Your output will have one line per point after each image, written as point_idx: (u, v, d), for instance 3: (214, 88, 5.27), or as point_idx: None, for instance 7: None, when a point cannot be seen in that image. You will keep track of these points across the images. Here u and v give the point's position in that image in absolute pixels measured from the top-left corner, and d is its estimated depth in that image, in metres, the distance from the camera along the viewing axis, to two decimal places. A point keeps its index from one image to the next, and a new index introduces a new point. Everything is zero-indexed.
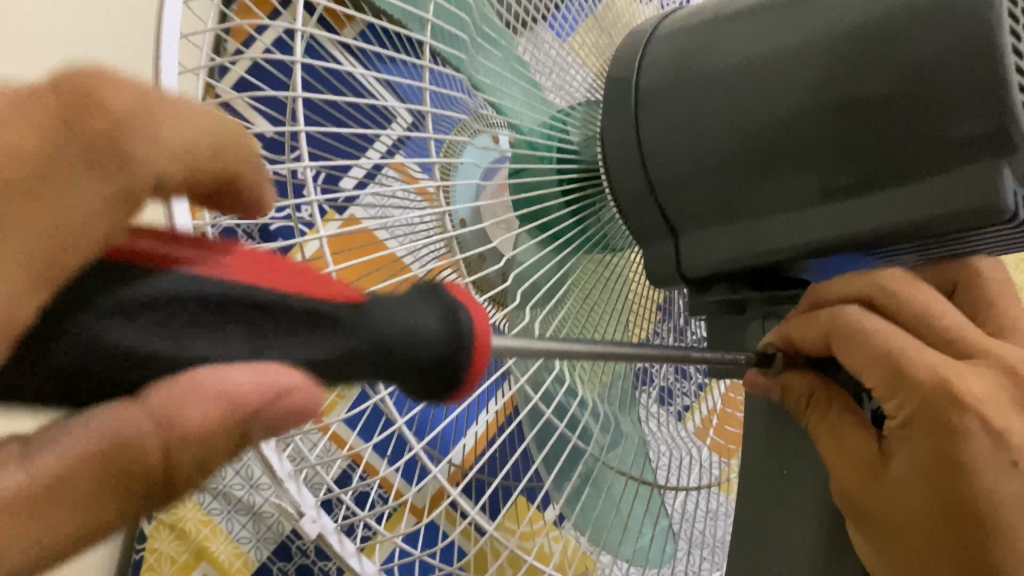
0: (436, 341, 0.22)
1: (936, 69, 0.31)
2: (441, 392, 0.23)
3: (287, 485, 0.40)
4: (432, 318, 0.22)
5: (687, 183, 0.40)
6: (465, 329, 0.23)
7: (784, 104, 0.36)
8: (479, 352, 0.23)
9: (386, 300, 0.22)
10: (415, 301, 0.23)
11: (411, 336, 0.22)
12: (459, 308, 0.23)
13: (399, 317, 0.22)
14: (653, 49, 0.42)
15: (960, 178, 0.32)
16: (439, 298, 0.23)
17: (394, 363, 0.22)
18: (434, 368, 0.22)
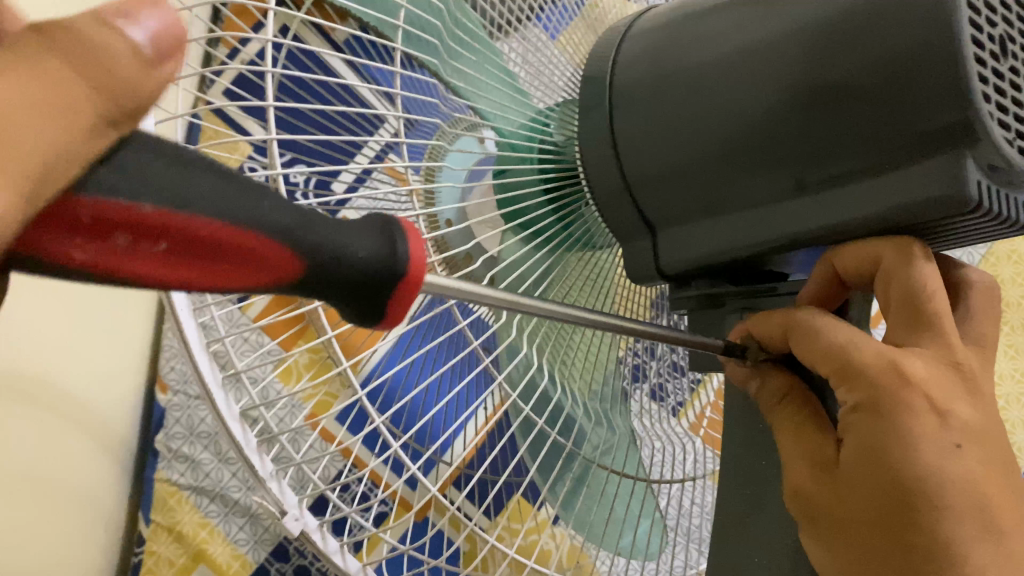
0: (369, 261, 0.24)
1: (898, 63, 0.32)
2: (371, 312, 0.25)
3: (267, 483, 0.42)
4: (367, 243, 0.25)
5: (663, 179, 0.40)
6: (400, 257, 0.25)
7: (756, 99, 0.36)
8: (410, 279, 0.25)
9: (329, 220, 0.24)
10: (357, 227, 0.25)
11: (346, 259, 0.24)
12: (395, 238, 0.25)
13: (340, 237, 0.24)
14: (628, 47, 0.42)
15: (924, 169, 0.32)
16: (384, 233, 0.25)
17: (330, 276, 0.24)
18: (367, 282, 0.25)
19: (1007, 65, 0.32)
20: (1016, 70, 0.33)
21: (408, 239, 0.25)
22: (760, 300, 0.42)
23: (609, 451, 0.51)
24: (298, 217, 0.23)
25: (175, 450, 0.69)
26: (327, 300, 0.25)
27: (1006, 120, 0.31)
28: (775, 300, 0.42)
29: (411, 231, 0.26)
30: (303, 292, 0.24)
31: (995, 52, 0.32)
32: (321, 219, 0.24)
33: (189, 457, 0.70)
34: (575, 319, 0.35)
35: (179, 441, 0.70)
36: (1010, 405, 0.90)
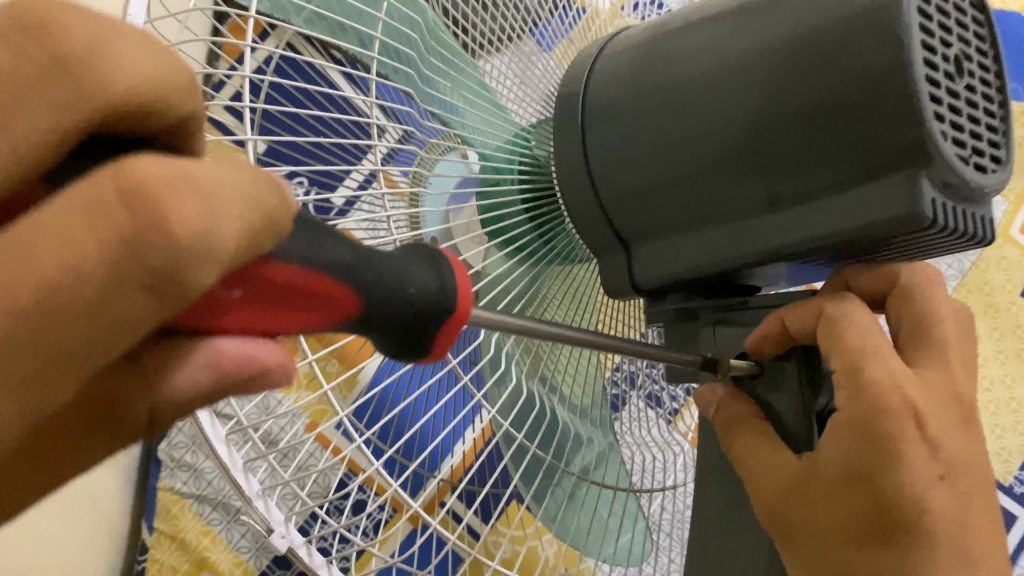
0: (424, 297, 0.25)
1: (853, 85, 0.33)
2: (415, 349, 0.26)
3: (255, 503, 0.44)
4: (421, 277, 0.25)
5: (637, 196, 0.41)
6: (451, 294, 0.26)
7: (722, 119, 0.37)
8: (456, 316, 0.26)
9: (388, 254, 0.24)
10: (410, 259, 0.25)
11: (406, 294, 0.24)
12: (444, 271, 0.26)
13: (400, 271, 0.24)
14: (603, 68, 0.43)
15: (881, 188, 0.33)
16: (432, 267, 0.26)
17: (387, 311, 0.24)
18: (424, 316, 0.25)
19: (962, 85, 0.33)
20: (971, 88, 0.34)
21: (452, 275, 0.26)
22: (731, 314, 0.43)
23: (592, 462, 0.52)
24: (369, 253, 0.23)
25: (177, 459, 0.71)
26: (377, 337, 0.25)
27: (962, 139, 0.33)
28: (746, 312, 0.43)
29: (450, 266, 0.26)
30: (357, 331, 0.24)
31: (950, 73, 0.33)
32: (380, 256, 0.24)
33: (191, 466, 0.71)
34: (556, 339, 0.36)
35: (183, 451, 0.72)
36: (998, 407, 0.92)
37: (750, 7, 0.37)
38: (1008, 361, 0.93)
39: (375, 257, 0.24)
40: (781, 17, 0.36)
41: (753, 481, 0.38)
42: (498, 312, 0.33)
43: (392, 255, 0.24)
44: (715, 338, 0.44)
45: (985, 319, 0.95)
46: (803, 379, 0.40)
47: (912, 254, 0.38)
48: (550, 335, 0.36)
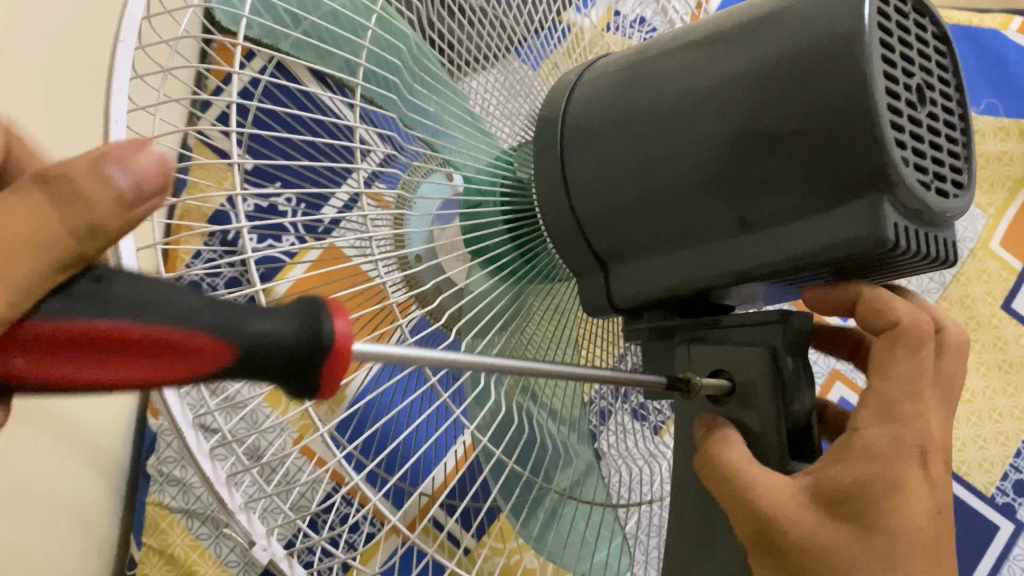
0: (290, 339, 0.24)
1: (819, 114, 0.34)
2: (305, 389, 0.25)
3: (238, 517, 0.44)
4: (290, 323, 0.24)
5: (614, 217, 0.43)
6: (324, 333, 0.24)
7: (692, 144, 0.38)
8: (338, 351, 0.24)
9: (247, 307, 0.24)
10: (274, 310, 0.25)
11: (265, 340, 0.24)
12: (322, 316, 0.24)
13: (261, 321, 0.24)
14: (581, 93, 0.45)
15: (846, 212, 0.35)
16: (306, 313, 0.25)
17: (260, 361, 0.24)
18: (292, 360, 0.24)
19: (924, 112, 0.35)
20: (933, 115, 0.36)
21: (329, 319, 0.25)
22: (706, 331, 0.44)
23: (572, 478, 0.53)
24: (223, 315, 0.23)
25: (166, 474, 0.72)
26: (268, 383, 0.25)
27: (924, 165, 0.34)
28: (718, 331, 0.44)
29: (334, 312, 0.25)
30: (239, 378, 0.24)
31: (913, 101, 0.35)
32: (250, 310, 0.24)
33: (180, 481, 0.72)
34: (534, 366, 0.37)
35: (171, 466, 0.73)
36: (980, 419, 0.93)
37: (722, 35, 0.38)
38: (986, 374, 0.94)
39: (228, 308, 0.24)
40: (750, 46, 0.37)
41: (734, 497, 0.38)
42: (478, 356, 0.34)
43: (254, 306, 0.24)
44: (690, 356, 0.44)
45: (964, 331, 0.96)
46: (775, 397, 0.41)
47: (878, 274, 0.40)
48: (523, 361, 0.36)
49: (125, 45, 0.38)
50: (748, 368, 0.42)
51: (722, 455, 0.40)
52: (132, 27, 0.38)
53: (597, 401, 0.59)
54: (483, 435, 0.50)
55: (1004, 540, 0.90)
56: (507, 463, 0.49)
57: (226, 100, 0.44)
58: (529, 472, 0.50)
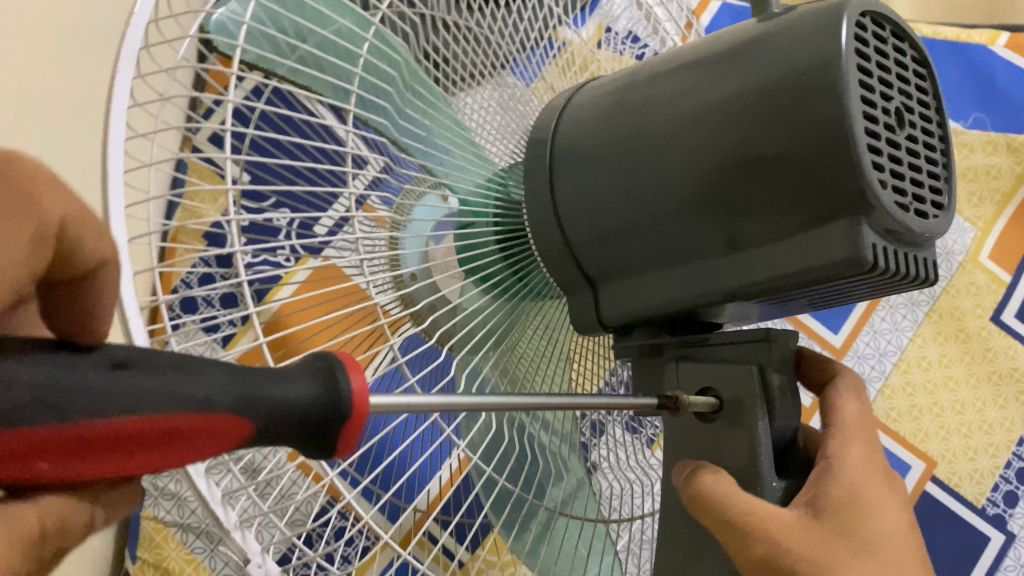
0: (310, 404, 0.26)
1: (799, 141, 0.35)
2: (324, 449, 0.27)
3: (233, 534, 0.45)
4: (308, 386, 0.27)
5: (602, 238, 0.43)
6: (342, 399, 0.27)
7: (678, 167, 0.39)
8: (355, 412, 0.27)
9: (266, 373, 0.27)
10: (293, 374, 0.27)
11: (289, 408, 0.26)
12: (337, 375, 0.27)
13: (279, 388, 0.26)
14: (570, 116, 0.46)
15: (826, 234, 0.36)
16: (324, 376, 0.27)
17: (281, 425, 0.26)
18: (313, 422, 0.27)
19: (903, 136, 0.36)
20: (912, 138, 0.37)
21: (346, 382, 0.27)
22: (694, 349, 0.45)
23: (564, 493, 0.53)
24: (245, 388, 0.26)
25: (160, 489, 0.75)
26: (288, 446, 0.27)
27: (902, 188, 0.35)
28: (706, 348, 0.44)
29: (348, 369, 0.27)
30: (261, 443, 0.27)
31: (891, 125, 0.35)
32: (268, 376, 0.27)
33: (174, 495, 0.76)
34: (527, 389, 0.37)
35: (166, 480, 0.76)
36: (970, 431, 0.94)
37: (707, 61, 0.39)
38: (978, 385, 0.95)
39: (247, 378, 0.26)
40: (732, 74, 0.38)
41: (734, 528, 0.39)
42: (473, 389, 0.35)
43: (275, 371, 0.27)
44: (678, 373, 0.45)
45: (956, 344, 0.97)
46: (763, 412, 0.41)
47: (860, 293, 0.41)
48: (520, 400, 0.37)
49: (123, 76, 0.38)
50: (734, 385, 0.42)
51: (714, 492, 0.40)
52: (130, 57, 0.39)
53: (591, 417, 0.60)
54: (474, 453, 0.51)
55: (994, 551, 0.90)
56: (498, 478, 0.50)
57: (221, 125, 0.45)
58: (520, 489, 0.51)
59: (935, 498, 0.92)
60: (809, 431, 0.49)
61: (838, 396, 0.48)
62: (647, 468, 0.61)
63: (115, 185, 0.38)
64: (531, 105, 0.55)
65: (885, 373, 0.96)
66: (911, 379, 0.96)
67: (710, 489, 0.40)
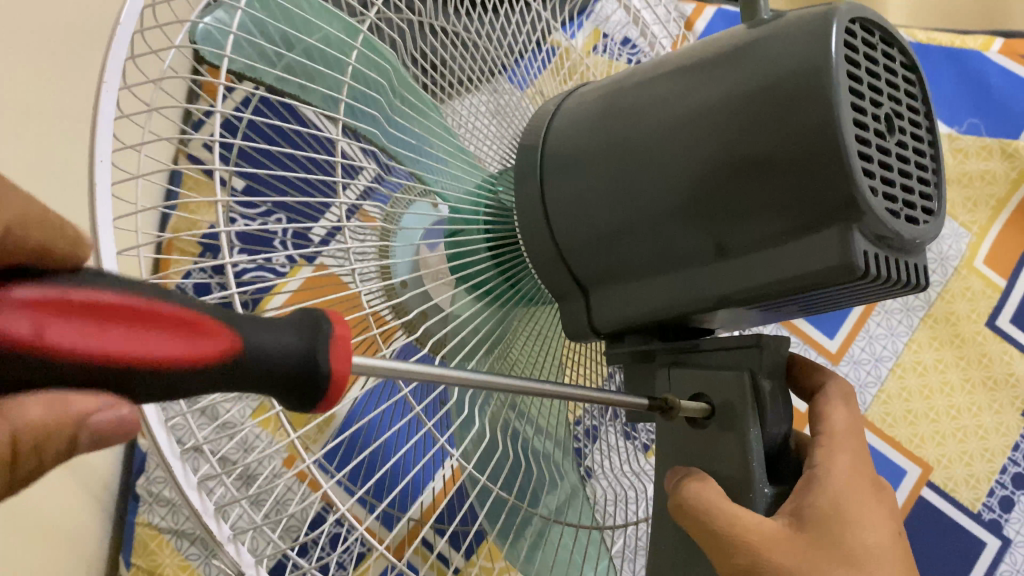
0: (288, 356, 0.26)
1: (789, 148, 0.35)
2: (303, 403, 0.26)
3: (227, 547, 0.45)
4: (290, 335, 0.26)
5: (593, 245, 0.43)
6: (324, 356, 0.26)
7: (669, 174, 0.39)
8: (336, 372, 0.26)
9: (249, 320, 0.26)
10: (277, 325, 0.26)
11: (268, 357, 0.26)
12: (321, 326, 0.27)
13: (262, 336, 0.26)
14: (561, 122, 0.46)
15: (816, 240, 0.36)
16: (308, 330, 0.26)
17: (262, 373, 0.26)
18: (291, 375, 0.26)
19: (893, 141, 0.36)
20: (902, 144, 0.37)
21: (330, 340, 0.26)
22: (685, 355, 0.45)
23: (558, 500, 0.53)
24: (227, 326, 0.25)
25: (155, 494, 0.76)
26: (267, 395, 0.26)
27: (893, 194, 0.35)
28: (697, 355, 0.44)
29: (333, 327, 0.27)
30: (239, 389, 0.26)
31: (881, 131, 0.35)
32: (252, 324, 0.26)
33: (168, 500, 0.76)
34: (518, 396, 0.37)
35: (160, 485, 0.76)
36: (966, 436, 0.94)
37: (698, 67, 0.39)
38: (973, 391, 0.95)
39: (230, 322, 0.25)
40: (722, 79, 0.38)
41: (722, 532, 0.39)
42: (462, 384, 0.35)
43: (259, 319, 0.26)
44: (669, 379, 0.45)
45: (951, 349, 0.97)
46: (756, 420, 0.41)
47: (850, 299, 0.41)
48: (513, 384, 0.37)
49: (109, 86, 0.38)
50: (725, 392, 0.42)
51: (695, 502, 0.40)
52: (117, 66, 0.39)
53: (585, 423, 0.60)
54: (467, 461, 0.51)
55: (990, 557, 0.90)
56: (489, 486, 0.50)
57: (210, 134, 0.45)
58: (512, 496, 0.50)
59: (931, 504, 0.92)
60: (802, 437, 0.49)
61: (831, 403, 0.48)
62: (641, 473, 0.61)
63: (103, 195, 0.38)
64: (525, 109, 0.55)
65: (880, 376, 0.96)
66: (906, 385, 0.96)
67: (696, 499, 0.40)
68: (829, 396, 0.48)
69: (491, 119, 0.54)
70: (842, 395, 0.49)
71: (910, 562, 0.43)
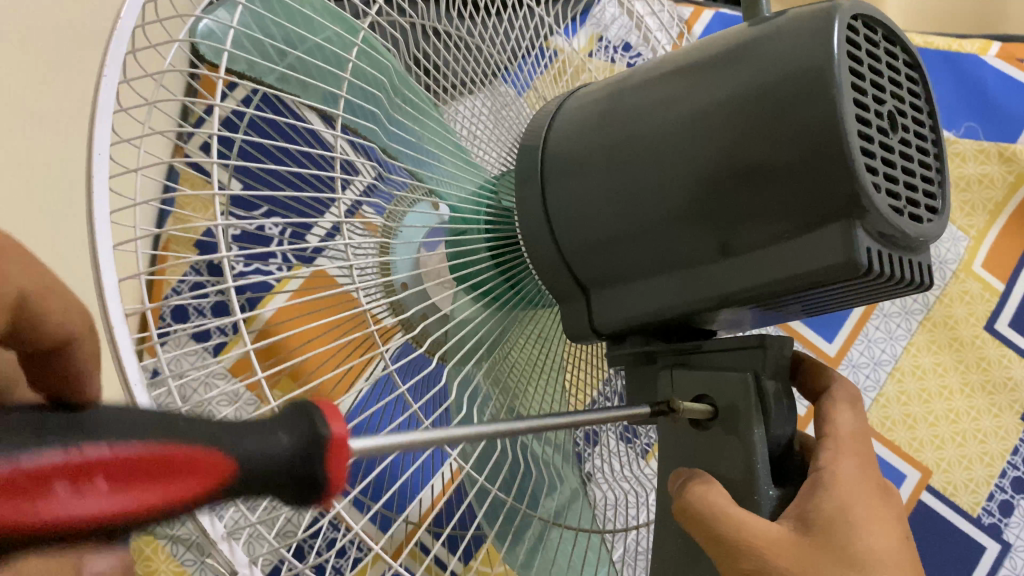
0: (283, 463, 0.22)
1: (793, 147, 0.34)
2: (307, 501, 0.23)
3: (221, 546, 0.44)
4: (281, 440, 0.22)
5: (595, 246, 0.43)
6: (322, 463, 0.22)
7: (670, 173, 0.39)
8: (334, 481, 0.23)
9: (233, 425, 0.22)
10: (265, 425, 0.23)
11: (260, 467, 0.22)
12: (316, 422, 0.23)
13: (249, 444, 0.22)
14: (561, 123, 0.45)
15: (821, 237, 0.35)
16: (303, 430, 0.23)
17: (251, 484, 0.22)
18: (290, 481, 0.22)
19: (896, 139, 0.36)
20: (905, 142, 0.37)
21: (329, 443, 0.23)
22: (688, 356, 0.45)
23: (558, 503, 0.53)
24: (210, 434, 0.22)
25: None
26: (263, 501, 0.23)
27: (896, 191, 0.35)
28: (700, 356, 0.44)
29: (330, 422, 0.23)
30: (234, 500, 0.22)
31: (885, 128, 0.35)
32: (234, 432, 0.22)
33: None
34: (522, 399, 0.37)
35: None
36: (965, 440, 0.94)
37: (699, 66, 0.39)
38: (972, 394, 0.95)
39: (216, 436, 0.22)
40: (724, 79, 0.37)
41: (725, 534, 0.39)
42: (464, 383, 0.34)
43: (247, 424, 0.22)
44: (671, 380, 0.45)
45: (949, 352, 0.97)
46: (758, 421, 0.41)
47: (853, 298, 0.40)
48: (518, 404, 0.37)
49: (108, 82, 0.38)
50: (728, 393, 0.42)
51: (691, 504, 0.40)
52: (116, 63, 0.38)
53: (584, 426, 0.60)
54: (467, 461, 0.50)
55: (990, 561, 0.90)
56: (489, 489, 0.49)
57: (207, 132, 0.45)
58: (511, 500, 0.50)
59: (930, 508, 0.92)
60: (804, 440, 0.49)
61: (835, 405, 0.47)
62: (642, 477, 0.61)
63: (100, 193, 0.38)
64: (523, 112, 0.55)
65: (878, 382, 0.96)
66: (905, 389, 0.95)
67: (698, 502, 0.40)
68: (833, 398, 0.48)
69: (491, 121, 0.54)
70: (846, 397, 0.49)
71: (915, 565, 0.43)
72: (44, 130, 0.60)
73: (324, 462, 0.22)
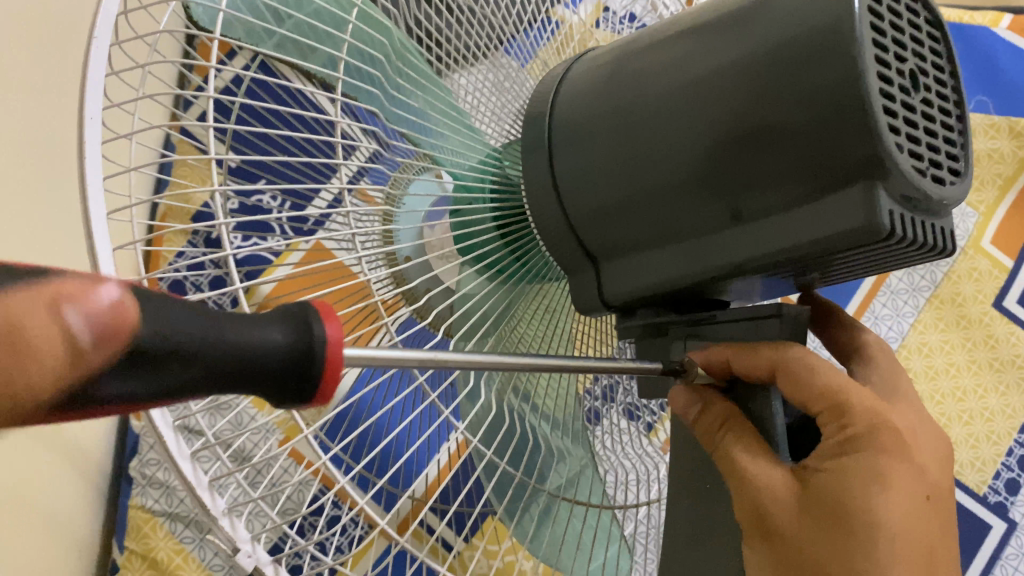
0: (278, 355, 0.24)
1: (813, 106, 0.33)
2: (296, 401, 0.25)
3: (221, 522, 0.43)
4: (276, 335, 0.24)
5: (603, 214, 0.42)
6: (318, 361, 0.24)
7: (683, 137, 0.37)
8: (326, 385, 0.25)
9: (233, 317, 0.24)
10: (262, 321, 0.24)
11: (253, 356, 0.24)
12: (311, 323, 0.25)
13: (251, 333, 0.24)
14: (567, 87, 0.44)
15: (842, 199, 0.34)
16: (299, 326, 0.25)
17: (243, 371, 0.24)
18: (283, 375, 0.24)
19: (918, 98, 0.34)
20: (927, 102, 0.35)
21: (326, 343, 0.24)
22: (702, 326, 0.44)
23: (565, 479, 0.51)
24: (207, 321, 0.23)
25: (149, 477, 0.75)
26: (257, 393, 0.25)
27: (919, 152, 0.34)
28: (715, 326, 0.43)
29: (326, 321, 0.25)
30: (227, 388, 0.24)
31: (907, 86, 0.34)
32: (237, 323, 0.24)
33: (163, 483, 0.75)
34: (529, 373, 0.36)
35: (154, 468, 0.75)
36: (972, 417, 0.92)
37: (713, 24, 0.37)
38: (980, 371, 0.94)
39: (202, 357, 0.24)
40: (737, 37, 0.36)
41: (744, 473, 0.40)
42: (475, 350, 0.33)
43: (244, 317, 0.24)
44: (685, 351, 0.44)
45: (957, 330, 0.95)
46: None
47: (870, 266, 0.39)
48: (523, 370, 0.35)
49: (100, 41, 0.36)
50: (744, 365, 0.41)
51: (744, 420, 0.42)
52: (108, 20, 0.37)
53: (591, 402, 0.59)
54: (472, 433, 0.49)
55: (997, 539, 0.89)
56: (497, 463, 0.48)
57: (202, 96, 0.43)
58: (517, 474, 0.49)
59: None
60: None
61: None
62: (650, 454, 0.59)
63: (91, 159, 0.36)
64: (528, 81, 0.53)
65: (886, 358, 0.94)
66: (913, 365, 0.94)
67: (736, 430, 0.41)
68: None
69: (494, 91, 0.52)
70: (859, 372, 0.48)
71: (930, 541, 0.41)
72: (36, 99, 0.58)
73: (319, 365, 0.24)
